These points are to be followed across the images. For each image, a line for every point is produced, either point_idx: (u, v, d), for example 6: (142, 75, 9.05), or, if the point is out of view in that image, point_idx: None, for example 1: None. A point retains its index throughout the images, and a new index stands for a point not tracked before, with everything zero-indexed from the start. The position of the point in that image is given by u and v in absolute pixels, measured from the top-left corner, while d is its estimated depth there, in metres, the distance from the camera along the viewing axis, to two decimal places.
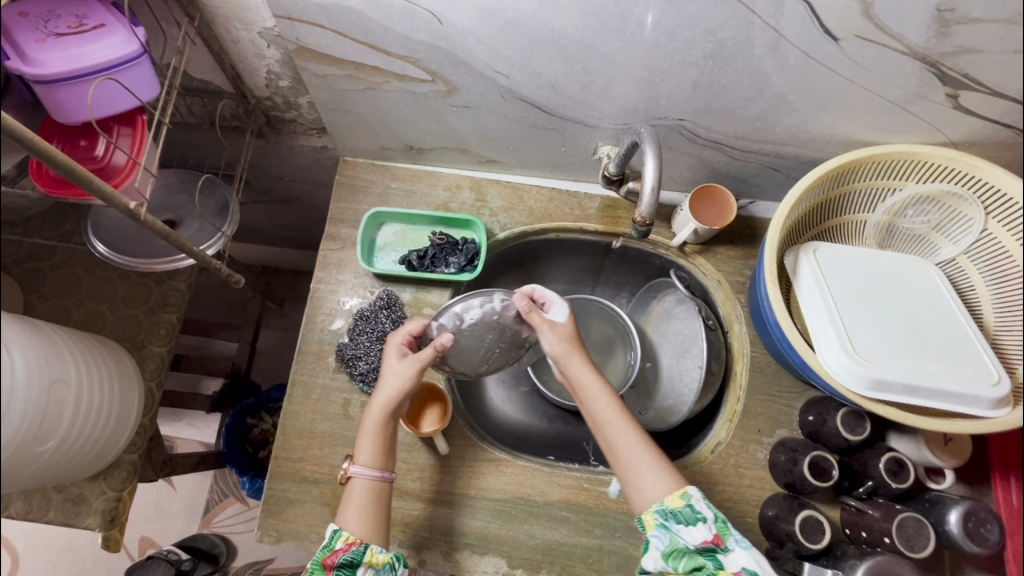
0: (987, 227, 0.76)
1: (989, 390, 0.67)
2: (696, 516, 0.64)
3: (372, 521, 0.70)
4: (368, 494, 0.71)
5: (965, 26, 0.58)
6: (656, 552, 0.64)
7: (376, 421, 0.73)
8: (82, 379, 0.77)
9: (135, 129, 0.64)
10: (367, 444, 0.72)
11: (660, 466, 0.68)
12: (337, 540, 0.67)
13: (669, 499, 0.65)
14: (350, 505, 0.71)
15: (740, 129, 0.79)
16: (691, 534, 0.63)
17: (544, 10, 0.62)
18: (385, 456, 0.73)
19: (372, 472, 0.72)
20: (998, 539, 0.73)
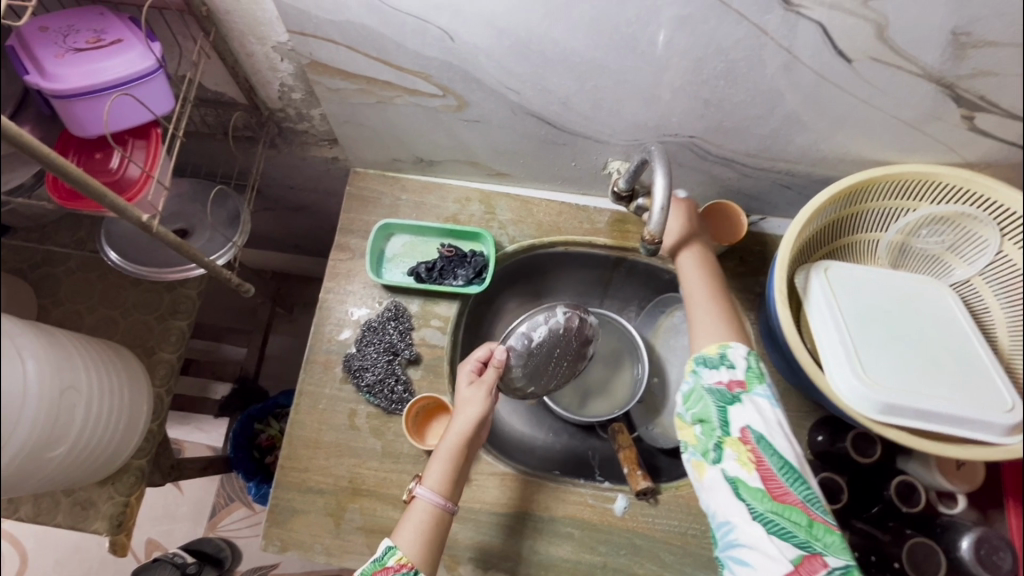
0: (1002, 248, 0.76)
1: (1002, 416, 0.66)
2: (726, 363, 0.66)
3: (426, 547, 0.69)
4: (428, 518, 0.71)
5: (980, 49, 0.58)
6: (681, 394, 0.68)
7: (452, 445, 0.76)
8: (93, 386, 0.78)
9: (149, 143, 0.65)
10: (439, 469, 0.74)
11: (717, 325, 0.71)
12: (389, 556, 0.66)
13: (705, 349, 0.69)
14: (407, 525, 0.70)
15: (751, 147, 0.79)
16: (711, 377, 0.66)
17: (556, 29, 0.62)
18: (452, 486, 0.75)
19: (436, 497, 0.72)
20: (1011, 568, 0.72)
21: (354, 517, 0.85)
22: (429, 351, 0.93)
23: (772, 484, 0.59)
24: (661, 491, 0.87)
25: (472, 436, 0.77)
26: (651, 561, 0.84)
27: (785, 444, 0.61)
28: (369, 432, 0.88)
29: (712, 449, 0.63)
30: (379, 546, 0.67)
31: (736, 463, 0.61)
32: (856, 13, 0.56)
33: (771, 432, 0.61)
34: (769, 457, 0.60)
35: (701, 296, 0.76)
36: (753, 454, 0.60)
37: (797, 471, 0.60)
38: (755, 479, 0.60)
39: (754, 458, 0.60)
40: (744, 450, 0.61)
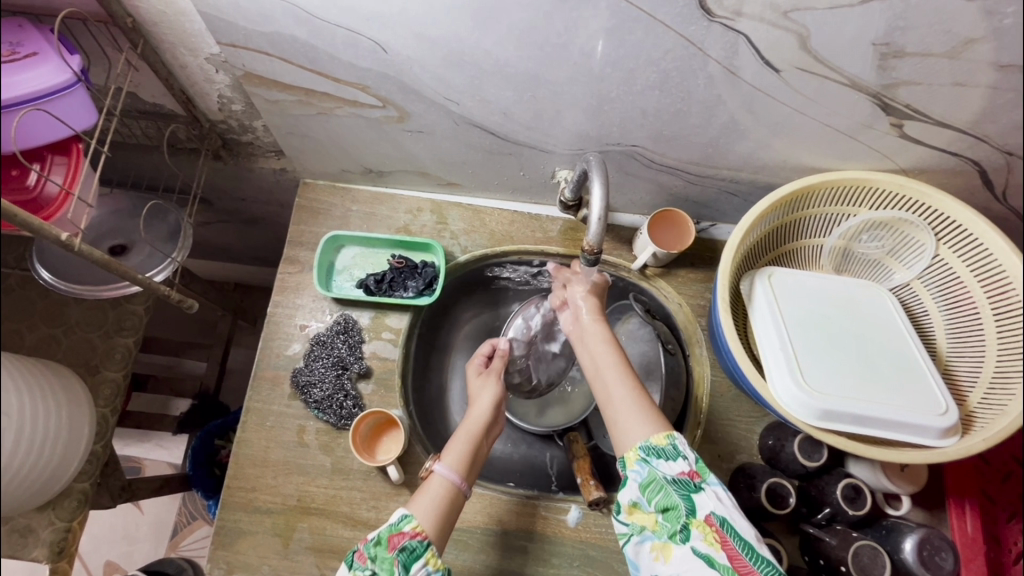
0: (938, 253, 0.79)
1: (936, 420, 0.68)
2: (677, 453, 0.65)
3: (439, 521, 0.70)
4: (445, 492, 0.72)
5: (901, 60, 0.60)
6: (634, 483, 0.64)
7: (471, 428, 0.81)
8: (30, 408, 0.67)
9: (70, 159, 0.62)
10: (459, 447, 0.78)
11: (647, 412, 0.70)
12: (406, 522, 0.68)
13: (652, 438, 0.66)
14: (423, 497, 0.72)
15: (693, 156, 0.80)
16: (668, 468, 0.64)
17: (487, 40, 0.62)
18: (468, 468, 0.77)
19: (454, 474, 0.74)
20: (952, 568, 0.74)
21: (303, 536, 0.83)
22: (380, 365, 0.91)
23: (740, 565, 0.58)
24: (613, 500, 0.88)
25: (488, 423, 0.82)
26: (605, 571, 0.84)
27: (747, 526, 0.61)
28: (319, 449, 0.87)
29: (677, 531, 0.61)
30: (394, 514, 0.69)
31: (703, 545, 0.59)
32: (778, 24, 0.57)
33: (735, 515, 0.61)
34: (736, 540, 0.59)
35: (618, 378, 0.75)
36: (720, 537, 0.59)
37: (760, 551, 0.60)
38: (724, 559, 0.58)
39: (720, 538, 0.59)
40: (710, 531, 0.60)
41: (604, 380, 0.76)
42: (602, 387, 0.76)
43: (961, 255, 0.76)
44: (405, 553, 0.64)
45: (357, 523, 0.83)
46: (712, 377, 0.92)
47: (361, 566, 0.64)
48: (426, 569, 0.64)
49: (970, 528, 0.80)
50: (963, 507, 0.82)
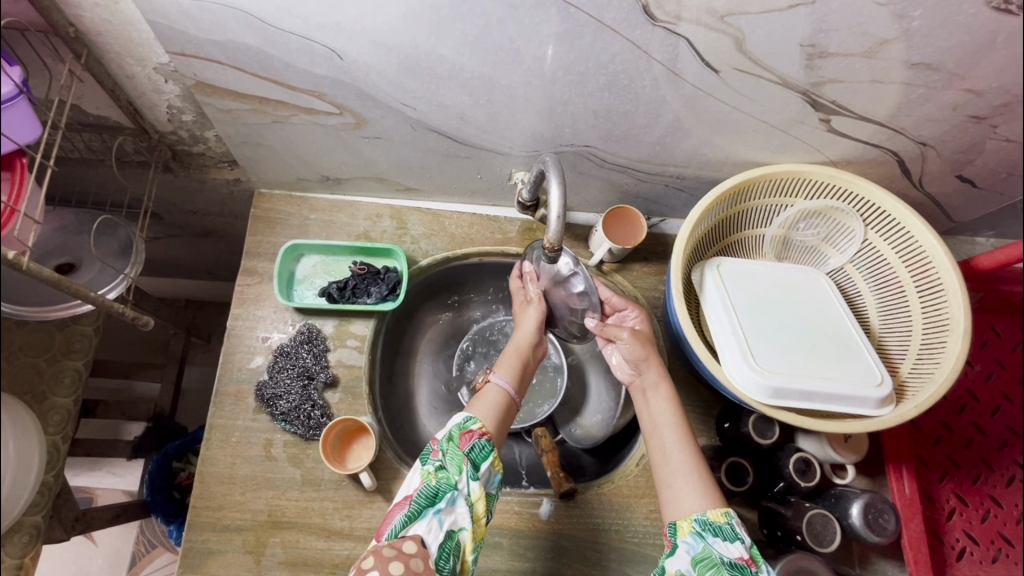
0: (867, 237, 0.86)
1: (874, 391, 0.74)
2: (735, 535, 0.64)
3: (497, 421, 0.73)
4: (502, 399, 0.75)
5: (825, 59, 0.65)
6: (686, 555, 0.63)
7: (518, 346, 0.83)
8: None
9: (13, 173, 0.60)
10: (510, 361, 0.80)
11: (701, 480, 0.69)
12: (472, 423, 0.70)
13: (710, 512, 0.65)
14: (482, 401, 0.75)
15: (643, 154, 0.84)
16: (726, 548, 0.63)
17: (442, 45, 0.63)
18: (520, 379, 0.80)
19: (508, 382, 0.77)
20: (894, 528, 0.81)
21: (275, 552, 0.82)
22: (346, 372, 0.91)
23: None
24: (582, 491, 0.91)
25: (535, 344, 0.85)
26: (579, 561, 0.86)
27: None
28: (288, 461, 0.86)
29: None
30: (457, 415, 0.71)
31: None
32: (715, 27, 0.61)
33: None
34: None
35: (677, 439, 0.73)
36: None
37: None
38: None
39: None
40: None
41: (664, 441, 0.74)
42: (658, 447, 0.74)
43: (885, 237, 0.84)
44: (475, 450, 0.67)
45: (330, 534, 0.83)
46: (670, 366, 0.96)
47: (433, 462, 0.65)
48: (489, 471, 0.67)
49: (908, 490, 0.87)
50: (901, 471, 0.88)
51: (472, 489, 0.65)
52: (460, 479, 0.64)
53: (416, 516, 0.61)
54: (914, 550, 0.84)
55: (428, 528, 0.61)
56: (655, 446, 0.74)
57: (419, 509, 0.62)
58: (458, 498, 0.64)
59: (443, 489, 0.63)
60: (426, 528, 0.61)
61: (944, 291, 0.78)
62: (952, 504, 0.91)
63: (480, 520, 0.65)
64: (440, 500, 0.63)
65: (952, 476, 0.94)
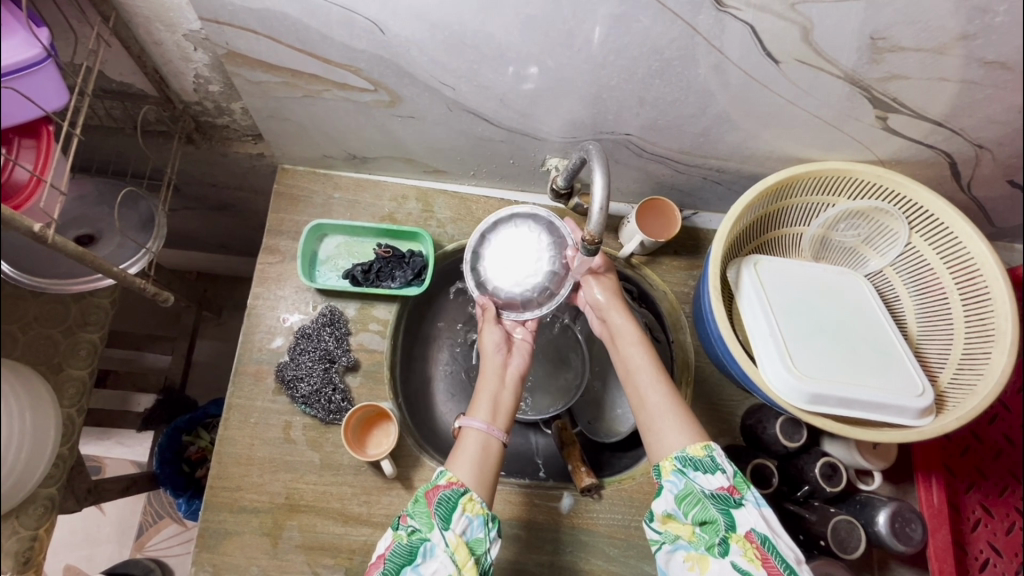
0: (911, 240, 0.83)
1: (914, 400, 0.72)
2: (715, 467, 0.65)
3: (482, 473, 0.70)
4: (479, 450, 0.72)
5: (893, 54, 0.62)
6: (671, 494, 0.65)
7: (492, 377, 0.81)
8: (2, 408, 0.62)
9: (39, 142, 0.58)
10: (483, 403, 0.77)
11: (680, 418, 0.71)
12: (441, 477, 0.68)
13: (689, 449, 0.67)
14: (461, 456, 0.71)
15: (685, 145, 0.80)
16: (707, 482, 0.64)
17: (491, 23, 0.60)
18: (497, 415, 0.77)
19: (484, 425, 0.74)
20: (920, 538, 0.79)
21: (292, 535, 0.81)
22: (367, 357, 0.89)
23: None
24: (604, 486, 0.89)
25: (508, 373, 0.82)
26: (597, 556, 0.85)
27: (788, 547, 0.61)
28: (307, 445, 0.84)
29: (715, 544, 0.61)
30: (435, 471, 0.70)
31: (742, 561, 0.59)
32: (783, 15, 0.58)
33: (775, 534, 0.61)
34: (776, 558, 0.58)
35: (652, 382, 0.76)
36: (760, 554, 0.59)
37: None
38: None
39: (760, 555, 0.59)
40: (749, 547, 0.60)
41: (638, 385, 0.77)
42: (634, 392, 0.77)
43: (930, 242, 0.81)
44: (442, 504, 0.65)
45: (348, 519, 0.82)
46: (696, 363, 0.94)
47: (403, 526, 0.66)
48: (465, 516, 0.65)
49: (936, 500, 0.86)
50: (930, 480, 0.87)
51: (447, 539, 0.63)
52: (431, 533, 0.63)
53: None
54: (940, 560, 0.83)
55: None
56: (631, 392, 0.77)
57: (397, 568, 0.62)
58: (433, 550, 0.62)
59: (416, 545, 0.63)
60: None
61: (991, 300, 0.75)
62: (977, 515, 0.90)
63: (467, 566, 0.62)
64: (415, 556, 0.62)
65: (978, 486, 0.92)
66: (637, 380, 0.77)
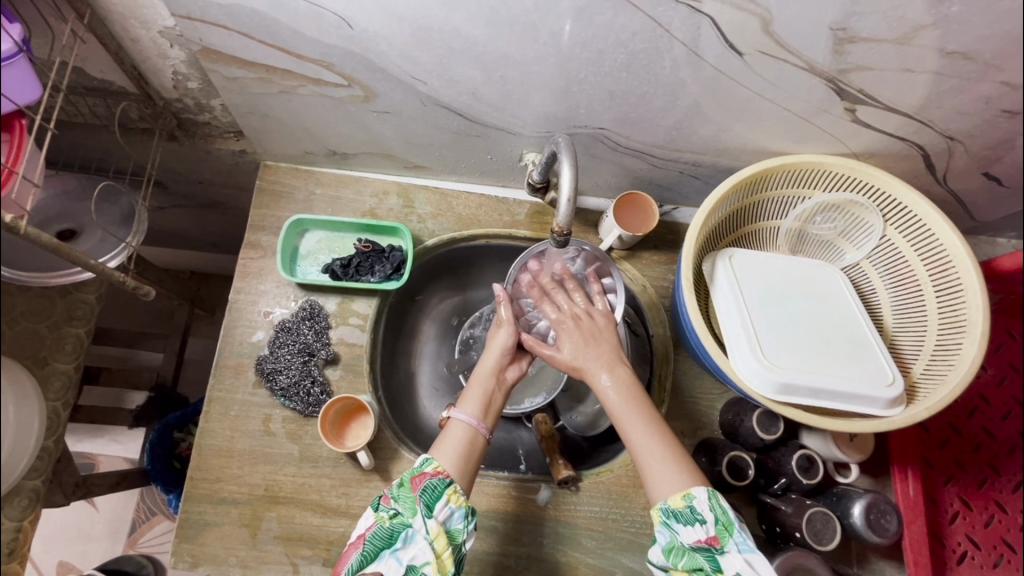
0: (885, 233, 0.84)
1: (885, 390, 0.73)
2: (695, 517, 0.62)
3: (462, 465, 0.69)
4: (464, 440, 0.71)
5: (855, 45, 0.62)
6: (658, 548, 0.64)
7: (484, 374, 0.78)
8: None
9: (13, 135, 0.59)
10: (475, 393, 0.75)
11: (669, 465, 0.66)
12: (427, 465, 0.69)
13: (671, 500, 0.63)
14: (445, 444, 0.71)
15: (658, 139, 0.81)
16: (688, 534, 0.62)
17: (456, 17, 0.61)
18: (487, 412, 0.75)
19: (473, 419, 0.73)
20: (896, 529, 0.79)
21: (271, 526, 0.82)
22: (347, 351, 0.90)
23: None
24: (582, 479, 0.90)
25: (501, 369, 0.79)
26: (575, 548, 0.86)
27: None
28: (286, 437, 0.85)
29: None
30: (419, 458, 0.70)
31: None
32: (744, 7, 0.58)
33: None
34: None
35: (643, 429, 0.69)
36: None
37: None
38: None
39: None
40: None
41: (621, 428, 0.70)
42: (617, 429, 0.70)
43: (905, 234, 0.82)
44: (427, 493, 0.66)
45: (326, 510, 0.83)
46: (675, 357, 0.95)
47: (385, 508, 0.67)
48: (449, 507, 0.66)
49: (912, 492, 0.86)
50: (906, 472, 0.87)
51: (428, 528, 0.64)
52: (413, 519, 0.65)
53: (372, 557, 0.64)
54: (915, 552, 0.83)
55: (385, 567, 0.63)
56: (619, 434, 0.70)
57: (376, 549, 0.64)
58: (413, 536, 0.64)
59: (397, 530, 0.65)
60: (384, 568, 0.63)
61: (962, 292, 0.76)
62: (955, 508, 0.90)
63: (444, 556, 0.64)
64: (395, 540, 0.64)
65: (957, 479, 0.92)
66: (618, 419, 0.70)
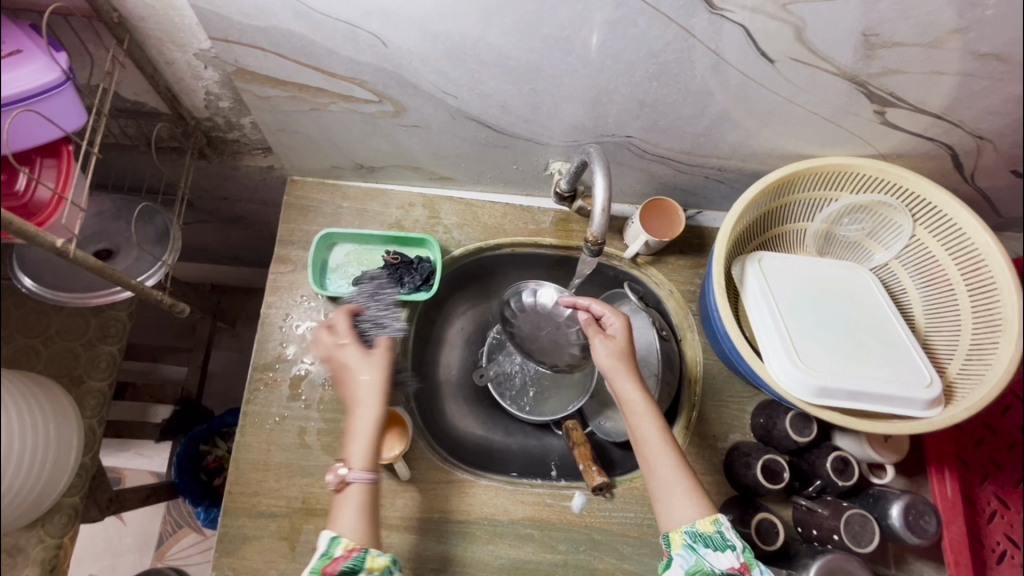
0: (915, 233, 0.84)
1: (923, 391, 0.73)
2: (725, 543, 0.63)
3: (367, 525, 0.64)
4: (365, 500, 0.65)
5: (888, 49, 0.62)
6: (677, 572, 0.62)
7: (360, 406, 0.68)
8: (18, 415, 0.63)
9: (60, 161, 0.60)
10: (360, 445, 0.66)
11: (692, 492, 0.67)
12: (336, 546, 0.62)
13: (699, 523, 0.64)
14: (346, 509, 0.65)
15: (685, 146, 0.82)
16: (718, 559, 0.62)
17: (490, 33, 0.62)
18: (376, 458, 0.68)
19: (366, 476, 0.65)
20: (935, 530, 0.79)
21: (309, 538, 0.82)
22: (379, 362, 0.91)
23: None
24: (615, 485, 0.90)
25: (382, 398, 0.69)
26: (611, 554, 0.86)
27: None
28: (321, 449, 0.86)
29: None
30: (322, 538, 0.63)
31: None
32: (776, 15, 0.59)
33: None
34: None
35: (671, 460, 0.69)
36: None
37: None
38: None
39: None
40: None
41: (648, 457, 0.70)
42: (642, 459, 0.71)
43: (935, 234, 0.82)
44: None
45: None
46: (704, 361, 0.95)
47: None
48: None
49: (950, 492, 0.85)
50: (943, 472, 0.87)
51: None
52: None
53: None
54: (956, 552, 0.82)
55: None
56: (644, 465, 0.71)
57: None
58: None
59: None
60: None
61: (996, 290, 0.75)
62: (993, 507, 0.90)
63: None
64: None
65: (993, 478, 0.92)
66: (645, 452, 0.71)
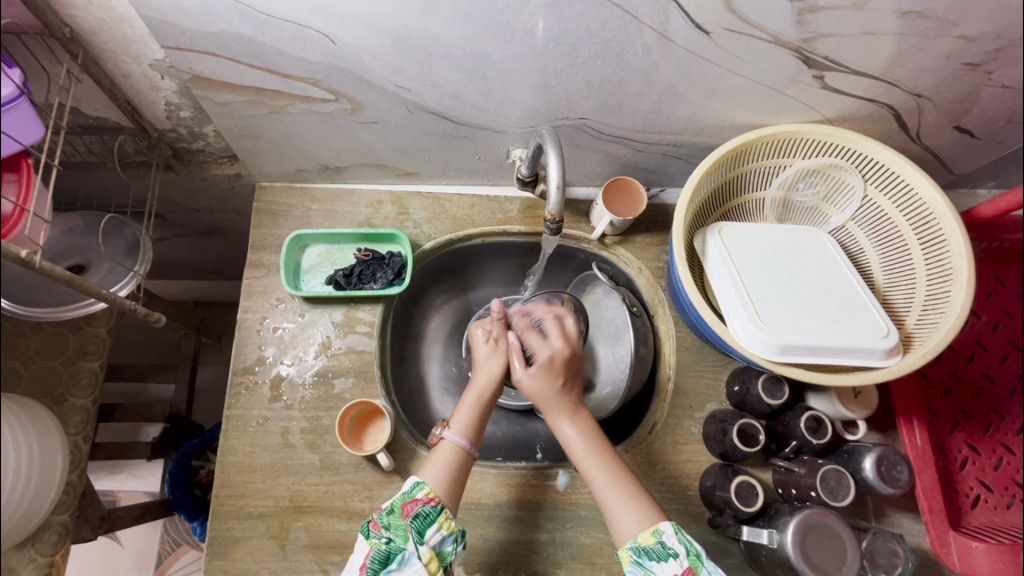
0: (866, 193, 0.86)
1: (881, 342, 0.75)
2: (667, 552, 0.66)
3: (450, 485, 0.73)
4: (454, 459, 0.75)
5: (816, 14, 0.65)
6: None
7: (480, 391, 0.80)
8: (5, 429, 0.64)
9: (20, 175, 0.61)
10: (466, 414, 0.78)
11: (632, 503, 0.71)
12: (419, 490, 0.72)
13: (641, 537, 0.68)
14: (434, 463, 0.75)
15: (638, 124, 0.84)
16: (663, 570, 0.65)
17: (433, 23, 0.64)
18: (476, 432, 0.78)
19: (463, 441, 0.76)
20: (908, 479, 0.81)
21: (299, 535, 0.83)
22: (357, 358, 0.92)
23: None
24: None
25: (496, 390, 0.81)
26: (597, 529, 0.88)
27: None
28: (305, 447, 0.87)
29: None
30: (408, 482, 0.73)
31: None
32: None
33: None
34: None
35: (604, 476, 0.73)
36: None
37: None
38: None
39: None
40: None
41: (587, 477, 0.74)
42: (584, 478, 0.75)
43: (885, 192, 0.85)
44: (419, 519, 0.69)
45: (352, 515, 0.84)
46: (677, 334, 0.97)
47: (377, 535, 0.68)
48: (440, 532, 0.69)
49: (920, 441, 0.88)
50: (912, 423, 0.89)
51: (422, 551, 0.66)
52: (407, 544, 0.67)
53: None
54: (928, 498, 0.85)
55: None
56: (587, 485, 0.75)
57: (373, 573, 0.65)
58: (409, 558, 0.66)
59: (393, 551, 0.66)
60: None
61: (945, 240, 0.78)
62: (964, 454, 0.92)
63: None
64: (390, 562, 0.65)
65: (963, 426, 0.94)
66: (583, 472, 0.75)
